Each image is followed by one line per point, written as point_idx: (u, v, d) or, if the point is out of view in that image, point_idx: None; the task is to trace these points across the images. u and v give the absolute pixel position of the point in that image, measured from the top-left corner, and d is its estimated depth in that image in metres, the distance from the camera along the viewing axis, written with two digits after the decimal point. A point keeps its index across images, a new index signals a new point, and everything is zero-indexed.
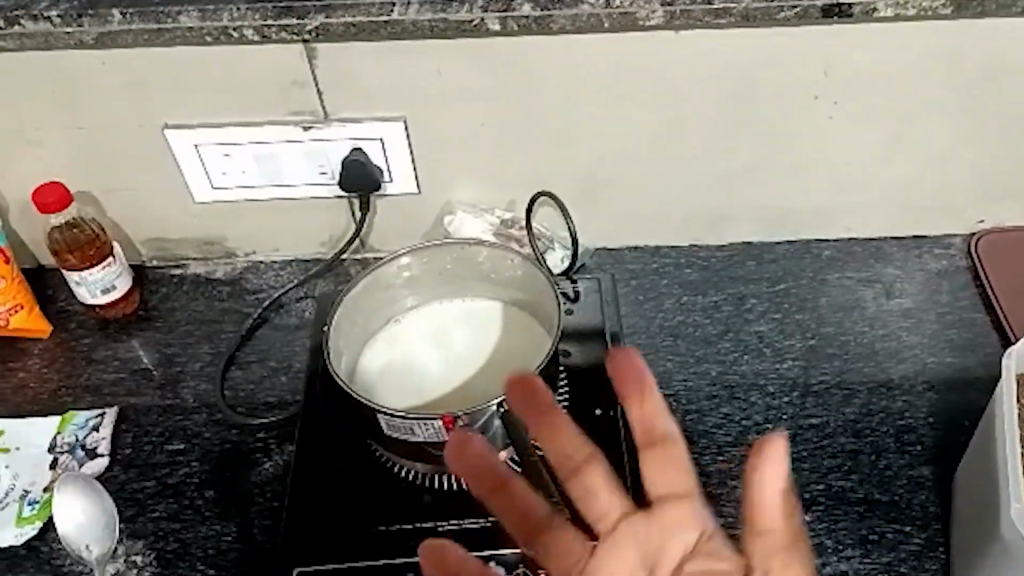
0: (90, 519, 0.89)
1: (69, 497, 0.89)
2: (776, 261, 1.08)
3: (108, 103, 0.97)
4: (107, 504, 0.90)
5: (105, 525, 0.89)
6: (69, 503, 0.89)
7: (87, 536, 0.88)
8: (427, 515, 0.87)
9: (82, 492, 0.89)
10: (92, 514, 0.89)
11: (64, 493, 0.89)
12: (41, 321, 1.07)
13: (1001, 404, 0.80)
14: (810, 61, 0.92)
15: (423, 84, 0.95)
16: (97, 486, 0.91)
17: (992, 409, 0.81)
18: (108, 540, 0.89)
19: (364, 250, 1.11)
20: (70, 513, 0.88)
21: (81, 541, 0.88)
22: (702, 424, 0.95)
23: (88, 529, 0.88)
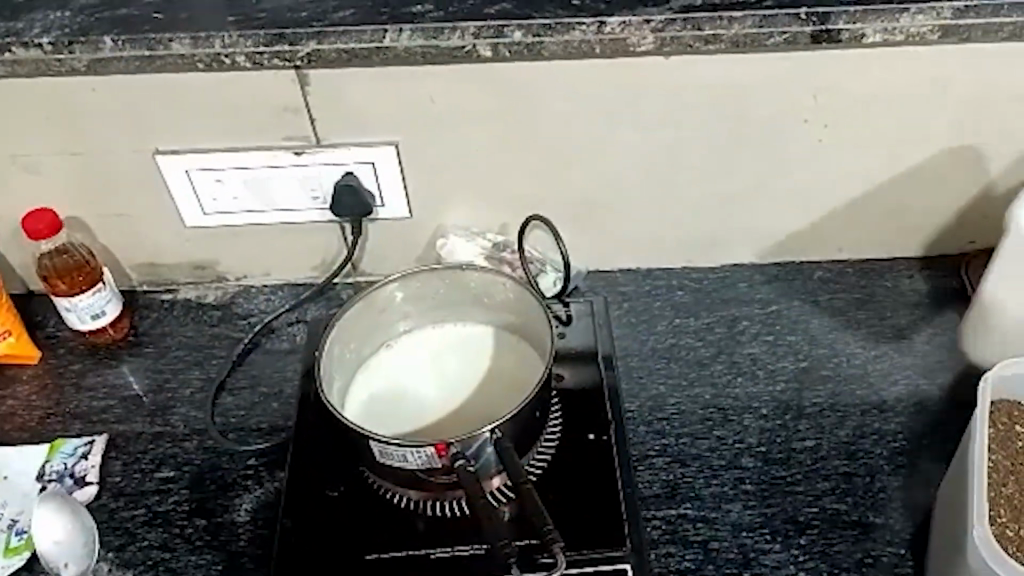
0: (70, 535, 0.89)
1: (49, 512, 0.89)
2: (768, 282, 1.09)
3: (99, 129, 0.97)
4: (87, 522, 0.90)
5: (83, 542, 0.89)
6: (49, 518, 0.89)
7: (65, 552, 0.88)
8: (419, 543, 0.86)
9: (62, 509, 0.90)
10: (72, 530, 0.89)
11: (42, 507, 0.89)
12: (31, 347, 1.06)
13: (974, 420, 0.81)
14: (799, 86, 0.93)
15: (415, 109, 0.95)
16: (76, 503, 0.91)
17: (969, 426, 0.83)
18: (86, 559, 0.89)
19: (357, 274, 1.11)
20: (48, 529, 0.88)
21: (58, 558, 0.88)
22: (696, 447, 0.95)
23: (67, 545, 0.88)
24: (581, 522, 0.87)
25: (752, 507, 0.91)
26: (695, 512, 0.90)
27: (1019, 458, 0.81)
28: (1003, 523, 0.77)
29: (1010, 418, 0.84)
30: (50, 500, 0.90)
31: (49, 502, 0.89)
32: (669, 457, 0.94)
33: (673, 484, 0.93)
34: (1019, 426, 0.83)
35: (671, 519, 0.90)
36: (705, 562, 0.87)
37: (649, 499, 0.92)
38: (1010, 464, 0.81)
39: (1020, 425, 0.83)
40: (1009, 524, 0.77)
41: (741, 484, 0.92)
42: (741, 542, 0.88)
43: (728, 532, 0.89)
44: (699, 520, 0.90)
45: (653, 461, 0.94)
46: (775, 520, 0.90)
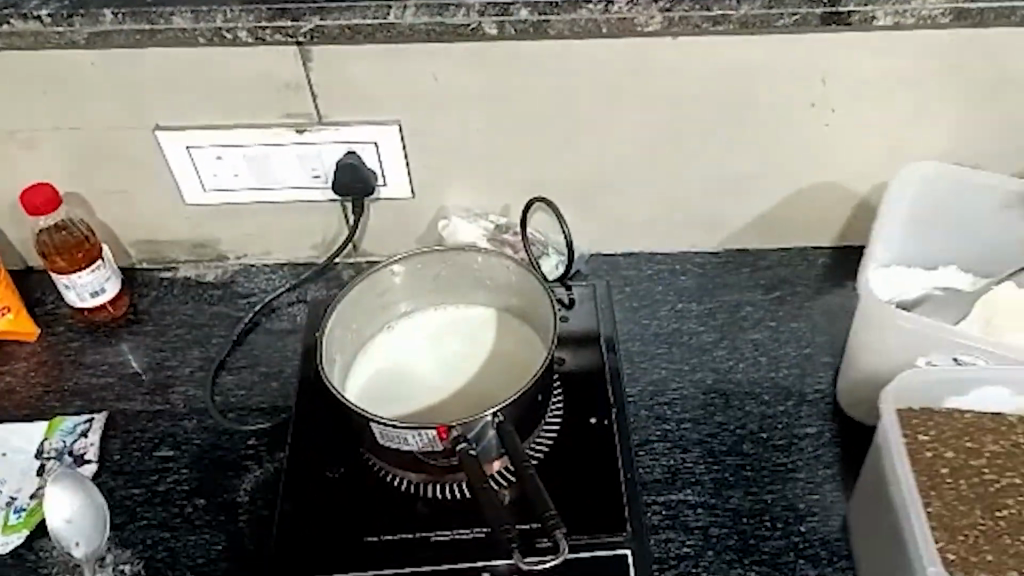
0: (81, 514, 0.88)
1: (60, 491, 0.88)
2: (771, 268, 1.08)
3: (98, 104, 0.95)
4: (98, 500, 0.89)
5: (94, 522, 0.89)
6: (60, 497, 0.88)
7: (76, 532, 0.88)
8: (419, 525, 0.86)
9: (73, 487, 0.89)
10: (83, 508, 0.88)
11: (53, 485, 0.88)
12: (29, 324, 1.05)
13: (887, 440, 0.81)
14: (807, 68, 0.92)
15: (417, 88, 0.94)
16: (87, 480, 0.90)
17: (878, 444, 0.83)
18: (97, 540, 0.88)
19: (357, 254, 1.10)
20: (59, 508, 0.88)
21: (69, 537, 0.87)
22: (697, 433, 0.95)
23: (78, 525, 0.88)
24: (581, 506, 0.87)
25: (753, 493, 0.90)
26: (696, 498, 0.90)
27: (934, 471, 0.81)
28: (942, 547, 0.77)
29: (912, 429, 0.82)
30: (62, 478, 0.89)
31: (61, 480, 0.89)
32: (670, 442, 0.94)
33: (674, 469, 0.92)
34: (923, 435, 0.82)
35: (671, 505, 0.90)
36: (705, 548, 0.87)
37: (650, 484, 0.91)
38: (927, 480, 0.80)
39: (925, 435, 0.82)
40: (947, 546, 0.77)
41: (742, 470, 0.92)
42: (740, 528, 0.88)
43: (728, 517, 0.89)
44: (699, 505, 0.90)
45: (653, 446, 0.94)
46: (776, 507, 0.89)
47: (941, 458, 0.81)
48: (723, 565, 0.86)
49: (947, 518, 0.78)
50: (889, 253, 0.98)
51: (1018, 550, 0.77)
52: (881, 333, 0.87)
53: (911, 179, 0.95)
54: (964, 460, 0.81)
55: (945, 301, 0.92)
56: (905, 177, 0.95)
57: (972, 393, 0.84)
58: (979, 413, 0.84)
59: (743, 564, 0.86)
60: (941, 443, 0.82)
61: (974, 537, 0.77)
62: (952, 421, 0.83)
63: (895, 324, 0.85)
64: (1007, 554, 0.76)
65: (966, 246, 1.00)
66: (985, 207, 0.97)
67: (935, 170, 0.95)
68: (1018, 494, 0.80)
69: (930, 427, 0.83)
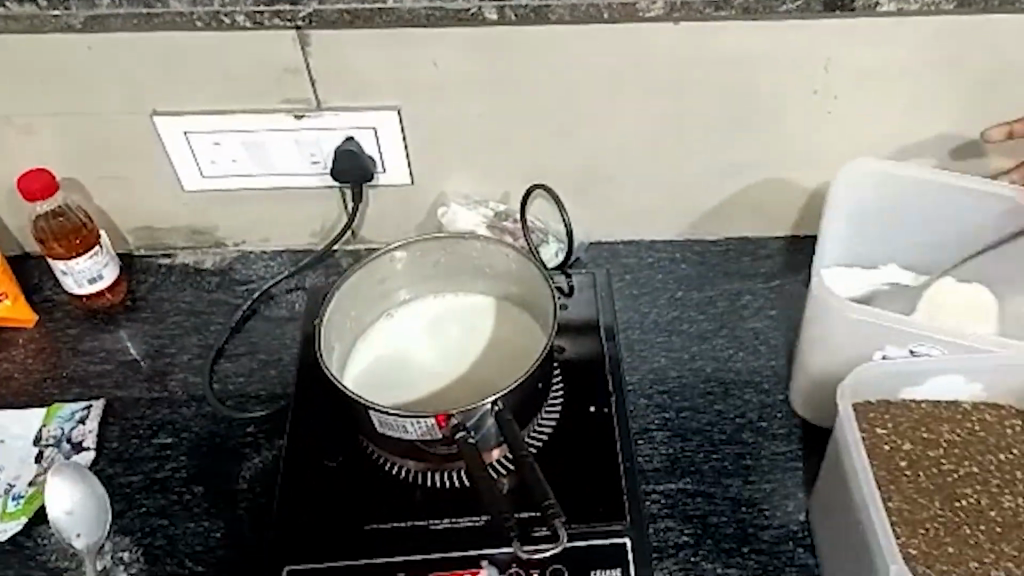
0: (82, 505, 0.88)
1: (61, 482, 0.88)
2: (771, 256, 1.07)
3: (95, 89, 0.95)
4: (98, 492, 0.89)
5: (95, 513, 0.88)
6: (60, 488, 0.88)
7: (77, 523, 0.87)
8: (419, 513, 0.85)
9: (74, 479, 0.89)
10: (84, 500, 0.88)
11: (54, 476, 0.88)
12: (27, 311, 1.05)
13: (844, 433, 0.80)
14: (809, 55, 0.91)
15: (417, 75, 0.93)
16: (89, 472, 0.90)
17: (836, 438, 0.82)
18: (98, 532, 0.88)
19: (356, 241, 1.09)
20: (60, 499, 0.88)
21: (70, 528, 0.87)
22: (697, 422, 0.95)
23: (79, 516, 0.88)
24: (581, 495, 0.87)
25: (752, 482, 0.90)
26: (695, 487, 0.90)
27: (894, 465, 0.81)
28: (903, 542, 0.77)
29: (870, 423, 0.82)
30: (63, 470, 0.89)
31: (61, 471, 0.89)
32: (669, 431, 0.94)
33: (673, 457, 0.92)
34: (881, 428, 0.82)
35: (670, 493, 0.90)
36: (704, 537, 0.87)
37: (649, 473, 0.91)
38: (885, 474, 0.80)
39: (883, 428, 0.82)
40: (909, 541, 0.77)
41: (741, 459, 0.92)
42: (740, 517, 0.88)
43: (727, 506, 0.89)
44: (698, 494, 0.90)
45: (652, 434, 0.94)
46: (775, 496, 0.89)
47: (899, 450, 0.81)
48: (722, 554, 0.86)
49: (908, 512, 0.78)
50: (857, 250, 1.00)
51: (978, 541, 0.77)
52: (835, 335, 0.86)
53: (844, 185, 0.94)
54: (922, 450, 0.81)
55: (891, 297, 0.96)
56: (838, 184, 0.94)
57: (926, 383, 0.84)
58: (932, 403, 0.84)
59: (742, 553, 0.86)
60: (899, 435, 0.82)
61: (934, 530, 0.77)
62: (907, 412, 0.83)
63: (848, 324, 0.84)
64: (968, 545, 0.77)
65: (927, 241, 0.98)
66: (932, 201, 0.95)
67: (869, 171, 0.94)
68: (976, 483, 0.80)
69: (888, 420, 0.82)
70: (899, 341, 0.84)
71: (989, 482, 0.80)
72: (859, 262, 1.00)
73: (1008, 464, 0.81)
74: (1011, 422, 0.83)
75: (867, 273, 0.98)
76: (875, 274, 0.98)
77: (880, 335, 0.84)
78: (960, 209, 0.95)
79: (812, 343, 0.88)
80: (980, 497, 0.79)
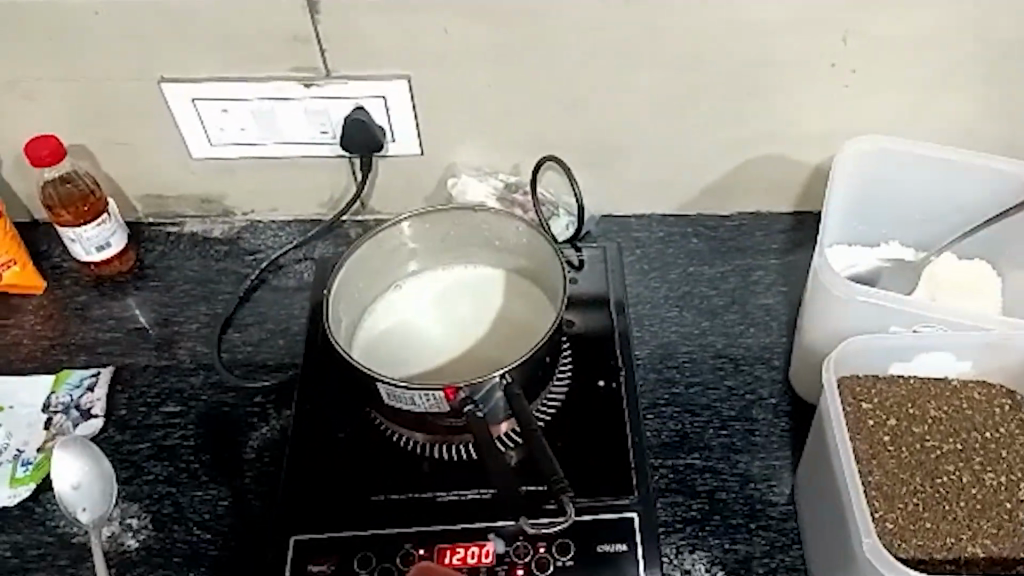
0: (88, 480, 0.86)
1: (66, 456, 0.85)
2: (784, 232, 1.06)
3: (102, 54, 0.94)
4: (104, 468, 0.86)
5: (101, 488, 0.86)
6: (66, 462, 0.85)
7: (83, 498, 0.85)
8: (426, 485, 0.85)
9: (80, 453, 0.86)
10: (89, 475, 0.85)
11: (60, 450, 0.85)
12: (35, 277, 1.04)
13: (827, 406, 0.79)
14: (827, 27, 0.90)
15: (427, 43, 0.92)
16: (95, 445, 0.87)
17: (821, 411, 0.80)
18: (104, 506, 0.86)
19: (366, 212, 1.09)
20: (66, 474, 0.85)
21: (76, 503, 0.85)
22: (706, 398, 0.94)
23: (84, 491, 0.85)
24: (587, 468, 0.87)
25: (761, 458, 0.90)
26: (703, 462, 0.90)
27: (876, 439, 0.79)
28: (880, 516, 0.75)
29: (854, 397, 0.81)
30: (69, 443, 0.86)
31: (66, 445, 0.86)
32: (678, 406, 0.94)
33: (681, 433, 0.92)
34: (866, 403, 0.81)
35: (678, 468, 0.89)
36: (711, 512, 0.87)
37: (657, 448, 0.91)
38: (868, 448, 0.79)
39: (868, 403, 0.81)
40: (886, 515, 0.75)
41: (750, 435, 0.91)
42: (748, 493, 0.88)
43: (735, 482, 0.89)
44: (707, 469, 0.89)
45: (661, 410, 0.93)
46: (784, 473, 0.89)
47: (883, 425, 0.80)
48: (729, 529, 0.86)
49: (887, 487, 0.77)
50: (863, 230, 0.98)
51: (956, 517, 0.75)
52: (837, 316, 0.85)
53: (843, 163, 0.93)
54: (907, 426, 0.80)
55: (895, 273, 0.94)
56: (842, 160, 0.92)
57: (917, 359, 0.82)
58: (923, 378, 0.83)
59: (750, 529, 0.86)
60: (884, 411, 0.81)
61: (913, 505, 0.76)
62: (894, 388, 0.82)
63: (848, 306, 0.84)
64: (946, 520, 0.75)
65: (934, 219, 0.97)
66: (934, 177, 0.94)
67: (872, 151, 0.93)
68: (959, 460, 0.78)
69: (874, 394, 0.81)
70: (904, 319, 0.83)
71: (972, 460, 0.78)
72: (862, 240, 0.98)
73: (993, 442, 0.79)
74: (1000, 402, 0.82)
75: (871, 250, 0.97)
76: (879, 250, 0.97)
77: (883, 314, 0.83)
78: (966, 184, 0.93)
79: (814, 324, 0.87)
80: (961, 474, 0.77)
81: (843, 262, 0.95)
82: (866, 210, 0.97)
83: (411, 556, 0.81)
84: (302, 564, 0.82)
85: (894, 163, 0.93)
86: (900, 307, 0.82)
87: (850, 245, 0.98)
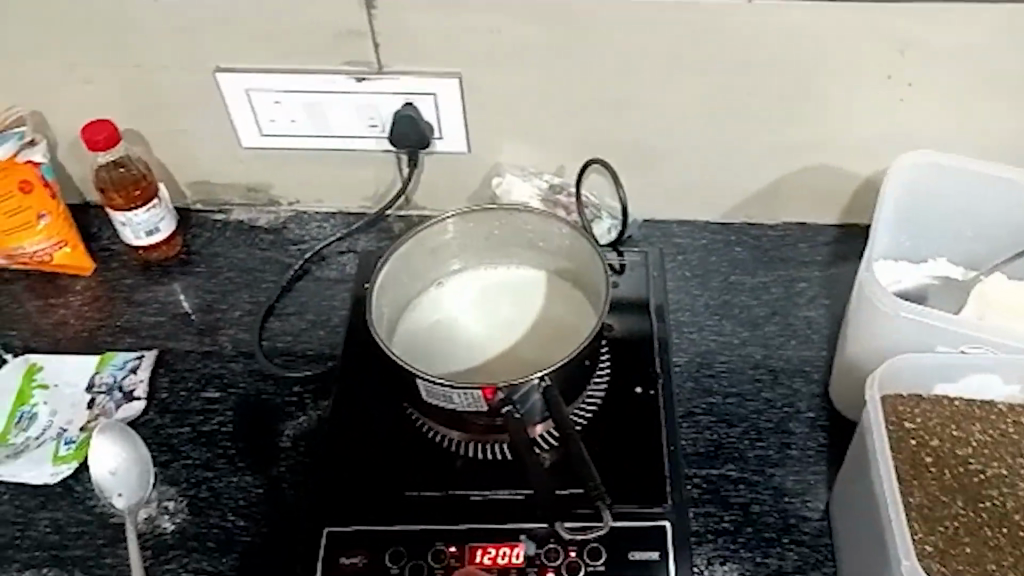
0: (125, 466, 0.88)
1: (104, 443, 0.88)
2: (829, 244, 1.05)
3: (159, 42, 0.95)
4: (141, 453, 0.89)
5: (137, 475, 0.88)
6: (103, 448, 0.88)
7: (120, 484, 0.88)
8: (458, 483, 0.86)
9: (117, 440, 0.89)
10: (126, 462, 0.88)
11: (98, 437, 0.88)
12: (85, 259, 1.06)
13: (870, 424, 0.78)
14: (885, 39, 0.89)
15: (479, 42, 0.92)
16: (132, 433, 0.90)
17: (863, 429, 0.79)
18: (140, 491, 0.89)
19: (410, 207, 1.09)
20: (104, 460, 0.88)
21: (113, 488, 0.88)
22: (743, 409, 0.93)
23: (121, 477, 0.88)
24: (620, 474, 0.86)
25: (797, 473, 0.89)
26: (738, 474, 0.89)
27: (918, 460, 0.78)
28: (920, 539, 0.74)
29: (897, 415, 0.80)
30: (107, 430, 0.89)
31: (105, 432, 0.89)
32: (715, 416, 0.93)
33: (717, 443, 0.91)
34: (908, 422, 0.79)
35: (712, 478, 0.89)
36: (744, 525, 0.86)
37: (691, 456, 0.90)
38: (909, 469, 0.77)
39: (911, 423, 0.79)
40: (925, 538, 0.74)
41: (786, 449, 0.90)
42: (782, 507, 0.87)
43: (770, 496, 0.88)
44: (741, 481, 0.89)
45: (697, 418, 0.93)
46: (819, 488, 0.88)
47: (925, 446, 0.78)
48: (761, 543, 0.85)
49: (927, 509, 0.75)
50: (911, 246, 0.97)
51: (998, 544, 0.74)
52: (882, 333, 0.84)
53: (896, 177, 0.91)
54: (950, 448, 0.78)
55: (942, 291, 0.92)
56: (895, 176, 0.91)
57: (965, 380, 0.81)
58: (968, 400, 0.81)
59: (783, 543, 0.85)
60: (927, 431, 0.79)
61: (953, 529, 0.75)
62: (937, 409, 0.81)
63: (895, 323, 0.83)
64: (987, 547, 0.74)
65: (985, 238, 0.95)
66: (988, 196, 0.92)
67: (926, 165, 0.91)
68: (1002, 486, 0.77)
69: (917, 414, 0.80)
70: (951, 340, 0.82)
71: (1016, 486, 0.77)
72: (909, 256, 0.97)
73: None
74: None
75: (918, 267, 0.95)
76: (926, 268, 0.95)
77: (930, 334, 0.82)
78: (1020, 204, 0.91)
79: (858, 339, 0.86)
80: (1005, 500, 0.76)
81: (889, 277, 0.93)
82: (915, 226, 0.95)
83: (442, 553, 0.81)
84: (334, 556, 0.83)
85: (947, 179, 0.91)
86: (948, 327, 0.81)
87: (896, 260, 0.96)
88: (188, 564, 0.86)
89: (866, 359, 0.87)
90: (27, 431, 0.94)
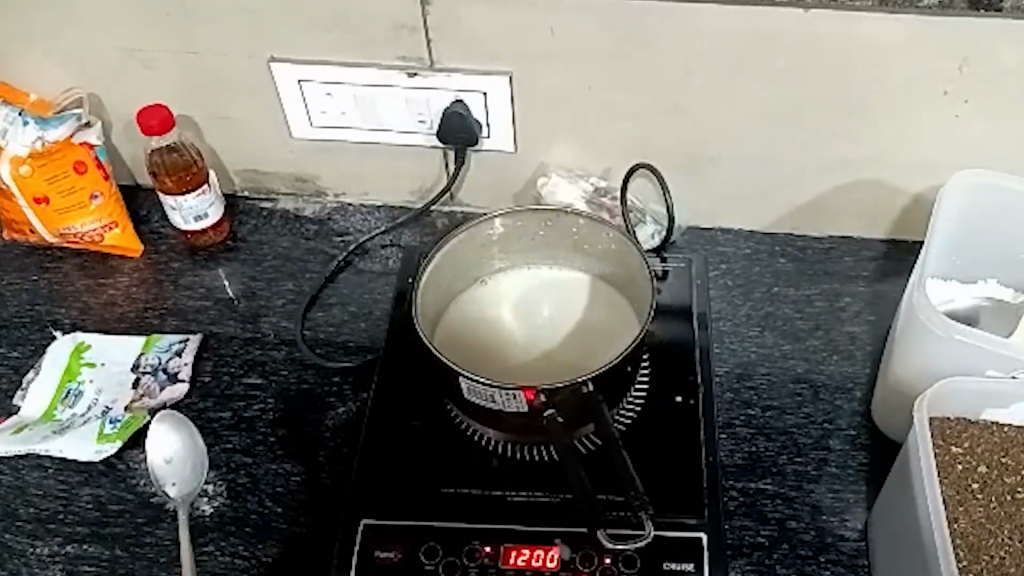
0: (180, 456, 0.89)
1: (161, 430, 0.89)
2: (876, 259, 1.03)
3: (215, 30, 0.96)
4: (197, 444, 0.89)
5: (192, 466, 0.89)
6: (159, 436, 0.89)
7: (174, 473, 0.88)
8: (496, 482, 0.86)
9: (175, 428, 0.89)
10: (181, 452, 0.89)
11: (156, 424, 0.89)
12: (133, 240, 1.08)
13: (918, 448, 0.77)
14: (944, 52, 0.87)
15: (533, 41, 0.92)
16: (190, 423, 0.90)
17: (908, 453, 0.79)
18: (192, 483, 0.89)
19: (454, 204, 1.09)
20: (160, 447, 0.89)
21: (167, 477, 0.88)
22: (783, 422, 0.92)
23: (176, 466, 0.88)
24: (657, 483, 0.86)
25: (836, 490, 0.88)
26: (775, 488, 0.88)
27: (964, 485, 0.78)
28: (965, 566, 0.74)
29: (945, 439, 0.80)
30: (166, 417, 0.90)
31: (163, 419, 0.89)
32: (754, 427, 0.92)
33: (755, 456, 0.90)
34: (956, 447, 0.80)
35: (749, 492, 0.88)
36: (780, 540, 0.85)
37: (729, 469, 0.90)
38: (955, 494, 0.78)
39: (958, 447, 0.80)
40: (971, 566, 0.75)
41: (826, 465, 0.90)
42: (819, 525, 0.86)
43: (807, 512, 0.87)
44: (778, 496, 0.88)
45: (736, 430, 0.92)
46: (857, 508, 0.87)
47: (972, 472, 0.79)
48: (797, 560, 0.84)
49: (973, 537, 0.76)
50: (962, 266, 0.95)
51: None
52: (928, 353, 0.83)
53: (952, 198, 0.90)
54: (997, 475, 0.79)
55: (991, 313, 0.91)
56: (948, 195, 0.89)
57: (1013, 407, 0.81)
58: (1017, 426, 0.81)
59: (819, 561, 0.84)
60: (974, 457, 0.79)
61: (999, 558, 0.75)
62: (985, 434, 0.80)
63: (944, 345, 0.82)
64: None
65: None
66: None
67: (980, 186, 0.89)
68: None
69: (964, 439, 0.80)
70: (1002, 364, 0.81)
71: None
72: (958, 276, 0.95)
73: None
74: None
75: (968, 287, 0.93)
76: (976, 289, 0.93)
77: (981, 358, 0.81)
78: None
79: (902, 357, 0.85)
80: None
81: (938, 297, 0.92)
82: (970, 247, 0.93)
83: (476, 552, 0.82)
84: (370, 549, 0.83)
85: (1005, 199, 0.90)
86: (1001, 350, 0.80)
87: (945, 280, 0.94)
88: (226, 548, 0.87)
89: (910, 378, 0.86)
90: (74, 407, 0.96)
